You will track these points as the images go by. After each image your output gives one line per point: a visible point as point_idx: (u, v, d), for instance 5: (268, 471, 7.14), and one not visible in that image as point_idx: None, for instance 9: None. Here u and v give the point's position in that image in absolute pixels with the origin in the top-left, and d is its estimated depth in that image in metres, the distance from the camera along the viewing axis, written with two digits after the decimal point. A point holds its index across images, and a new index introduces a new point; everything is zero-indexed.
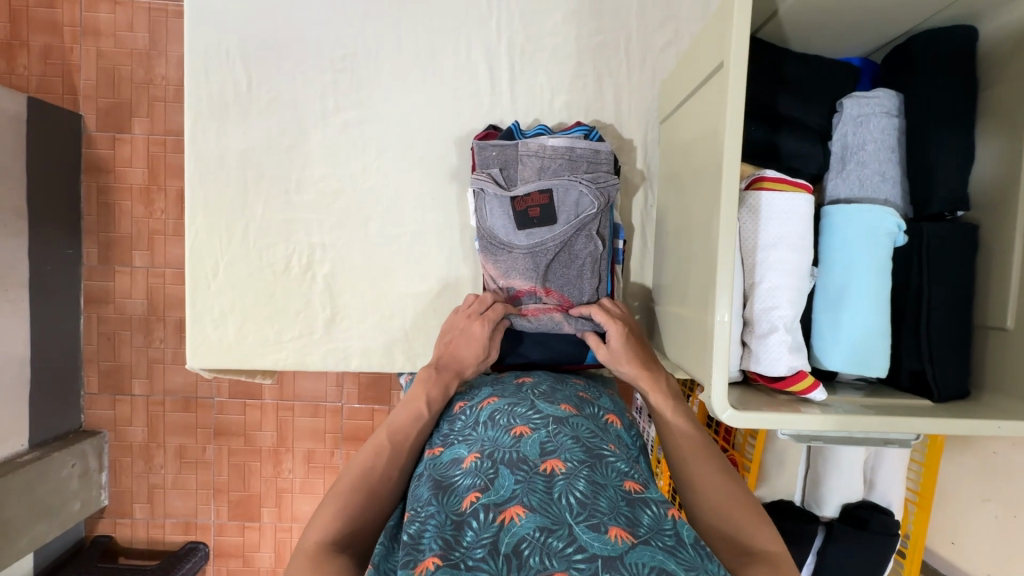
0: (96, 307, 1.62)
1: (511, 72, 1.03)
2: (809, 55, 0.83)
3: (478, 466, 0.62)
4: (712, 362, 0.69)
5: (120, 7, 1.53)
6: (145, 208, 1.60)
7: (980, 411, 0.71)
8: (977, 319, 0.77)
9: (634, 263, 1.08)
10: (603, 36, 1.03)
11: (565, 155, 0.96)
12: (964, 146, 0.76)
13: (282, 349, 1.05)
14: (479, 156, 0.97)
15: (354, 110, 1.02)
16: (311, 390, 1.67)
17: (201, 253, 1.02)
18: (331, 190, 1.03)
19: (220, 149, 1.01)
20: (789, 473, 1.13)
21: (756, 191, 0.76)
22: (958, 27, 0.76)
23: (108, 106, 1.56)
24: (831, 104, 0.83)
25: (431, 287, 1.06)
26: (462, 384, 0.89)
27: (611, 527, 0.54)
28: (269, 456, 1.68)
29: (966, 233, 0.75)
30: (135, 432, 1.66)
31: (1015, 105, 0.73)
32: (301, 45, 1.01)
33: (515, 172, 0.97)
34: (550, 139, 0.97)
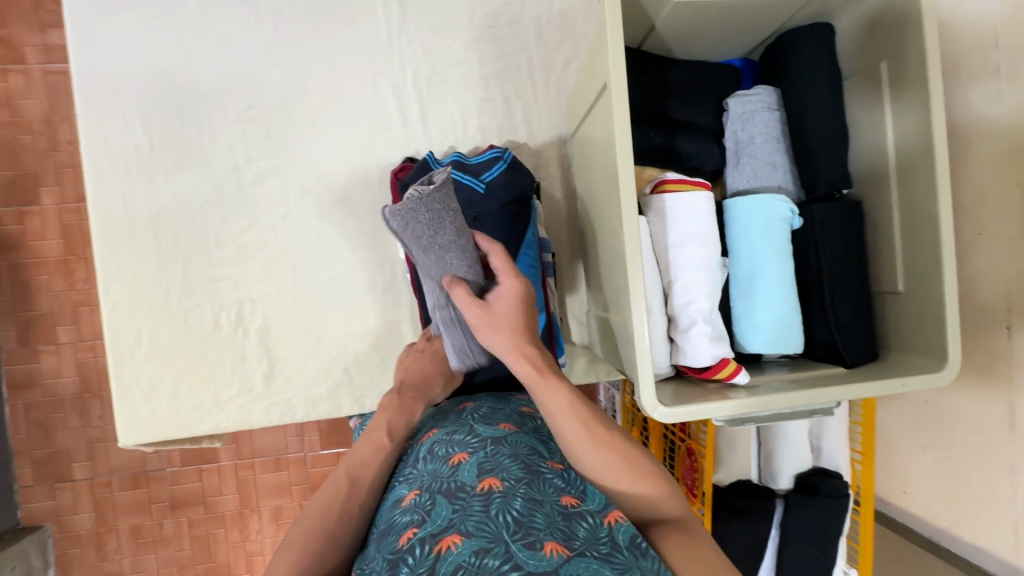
0: (22, 393, 1.52)
1: (422, 104, 1.05)
2: (693, 64, 0.89)
3: (417, 503, 0.62)
4: (639, 365, 0.71)
5: (12, 75, 1.46)
6: (65, 281, 1.51)
7: (887, 371, 0.77)
8: (875, 286, 0.83)
9: (566, 274, 1.11)
10: (505, 60, 1.06)
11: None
12: (839, 129, 0.82)
13: (221, 412, 1.01)
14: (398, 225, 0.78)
15: (267, 158, 1.01)
16: (270, 444, 1.60)
17: (122, 324, 0.97)
18: (253, 242, 1.01)
19: (130, 214, 0.98)
20: (741, 453, 1.18)
21: (660, 194, 0.81)
22: (815, 25, 0.83)
23: (9, 179, 1.48)
24: (718, 105, 0.89)
25: (370, 325, 1.05)
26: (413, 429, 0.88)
27: (546, 543, 0.54)
28: (234, 520, 1.60)
29: (852, 209, 0.81)
30: (81, 520, 1.55)
31: (873, 87, 0.81)
32: (202, 100, 0.99)
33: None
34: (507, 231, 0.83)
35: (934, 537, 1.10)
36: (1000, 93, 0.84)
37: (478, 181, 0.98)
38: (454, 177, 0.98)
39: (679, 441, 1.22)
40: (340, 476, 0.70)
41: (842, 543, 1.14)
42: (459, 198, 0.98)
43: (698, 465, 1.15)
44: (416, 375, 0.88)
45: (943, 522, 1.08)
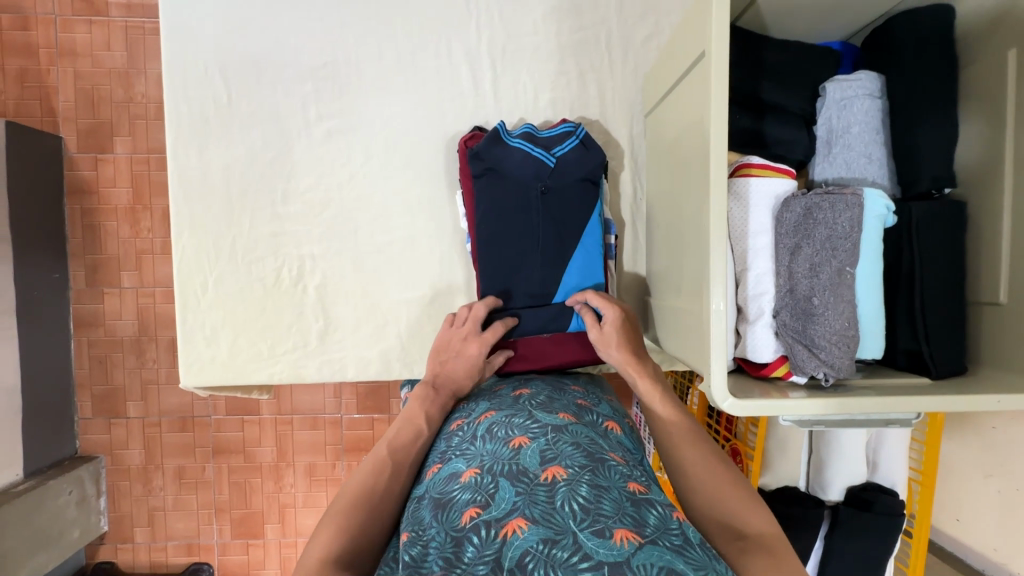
0: (86, 331, 1.60)
1: (493, 74, 1.03)
2: (790, 43, 0.84)
3: (478, 482, 0.62)
4: (710, 353, 0.69)
5: (96, 27, 1.52)
6: (131, 229, 1.58)
7: (978, 385, 0.71)
8: (970, 296, 0.77)
9: (626, 259, 1.08)
10: (583, 33, 1.03)
11: (551, 225, 0.96)
12: (950, 123, 0.76)
13: (276, 363, 1.03)
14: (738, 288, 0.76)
15: (337, 118, 1.02)
16: (309, 403, 1.65)
17: (189, 270, 1.00)
18: (318, 201, 1.02)
19: (203, 164, 1.00)
20: (792, 460, 1.13)
21: (744, 178, 0.77)
22: (936, 6, 0.76)
23: (88, 127, 1.54)
24: (815, 90, 0.84)
25: (423, 292, 1.05)
26: (460, 395, 0.88)
27: (616, 531, 0.53)
28: (270, 472, 1.66)
29: (955, 210, 0.75)
30: (132, 455, 1.64)
31: (996, 80, 0.74)
32: (279, 56, 1.00)
33: (504, 177, 0.96)
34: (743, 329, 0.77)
35: (981, 568, 1.06)
36: None
37: (549, 154, 0.96)
38: (524, 150, 0.96)
39: (724, 441, 1.20)
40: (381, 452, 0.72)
41: (890, 563, 1.09)
42: (526, 172, 0.96)
43: (745, 466, 1.12)
44: (454, 373, 0.85)
45: (994, 554, 1.04)
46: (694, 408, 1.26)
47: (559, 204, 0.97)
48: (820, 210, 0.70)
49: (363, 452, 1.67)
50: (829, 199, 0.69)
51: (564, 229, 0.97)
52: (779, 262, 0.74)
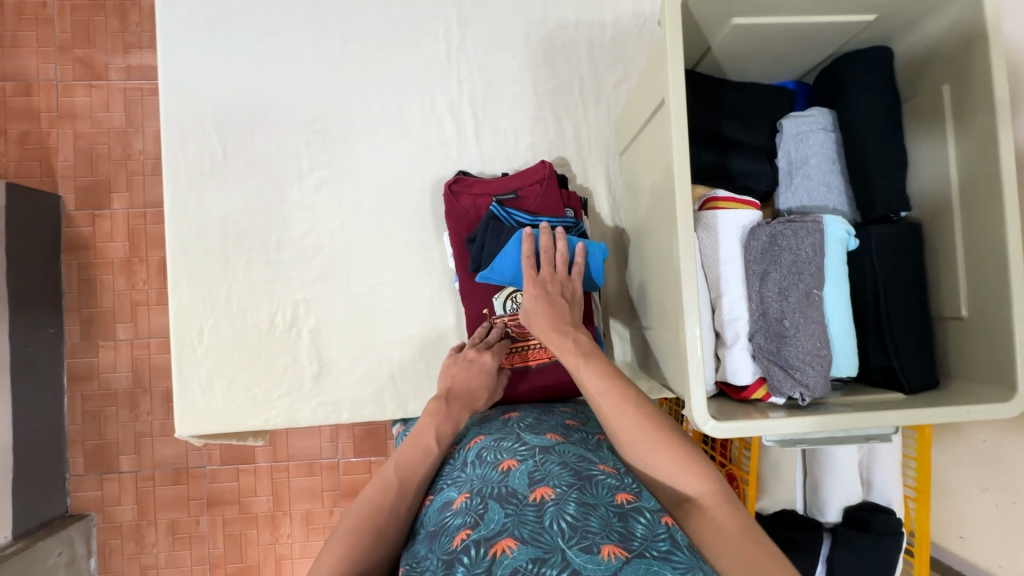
0: (80, 385, 1.60)
1: (475, 122, 1.09)
2: (746, 85, 0.91)
3: (468, 506, 0.63)
4: (689, 377, 0.71)
5: (96, 90, 1.59)
6: (127, 281, 1.61)
7: (951, 398, 0.74)
8: (935, 311, 0.81)
9: (612, 292, 1.12)
10: (558, 81, 1.10)
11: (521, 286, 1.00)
12: (899, 152, 0.81)
13: (271, 408, 1.04)
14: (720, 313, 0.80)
15: (328, 168, 1.07)
16: (305, 448, 1.64)
17: (185, 319, 1.03)
18: (310, 246, 1.06)
19: (199, 217, 1.04)
20: (786, 482, 1.14)
21: (710, 211, 0.82)
22: (875, 48, 0.83)
23: (87, 184, 1.60)
24: (773, 126, 0.90)
25: (414, 331, 1.08)
26: None
27: (604, 546, 0.55)
28: (266, 522, 1.64)
29: (911, 231, 0.79)
30: (124, 511, 1.61)
31: (935, 112, 0.80)
32: (271, 114, 1.06)
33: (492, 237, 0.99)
34: (729, 353, 0.80)
35: None
36: None
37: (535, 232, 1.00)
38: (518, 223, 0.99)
39: (720, 466, 1.20)
40: (388, 473, 0.72)
41: None
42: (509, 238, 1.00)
43: (741, 492, 1.11)
44: (469, 386, 0.89)
45: (999, 570, 1.03)
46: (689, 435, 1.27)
47: None
48: (785, 237, 0.74)
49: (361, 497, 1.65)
50: (792, 227, 0.73)
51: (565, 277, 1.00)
52: (751, 288, 0.78)
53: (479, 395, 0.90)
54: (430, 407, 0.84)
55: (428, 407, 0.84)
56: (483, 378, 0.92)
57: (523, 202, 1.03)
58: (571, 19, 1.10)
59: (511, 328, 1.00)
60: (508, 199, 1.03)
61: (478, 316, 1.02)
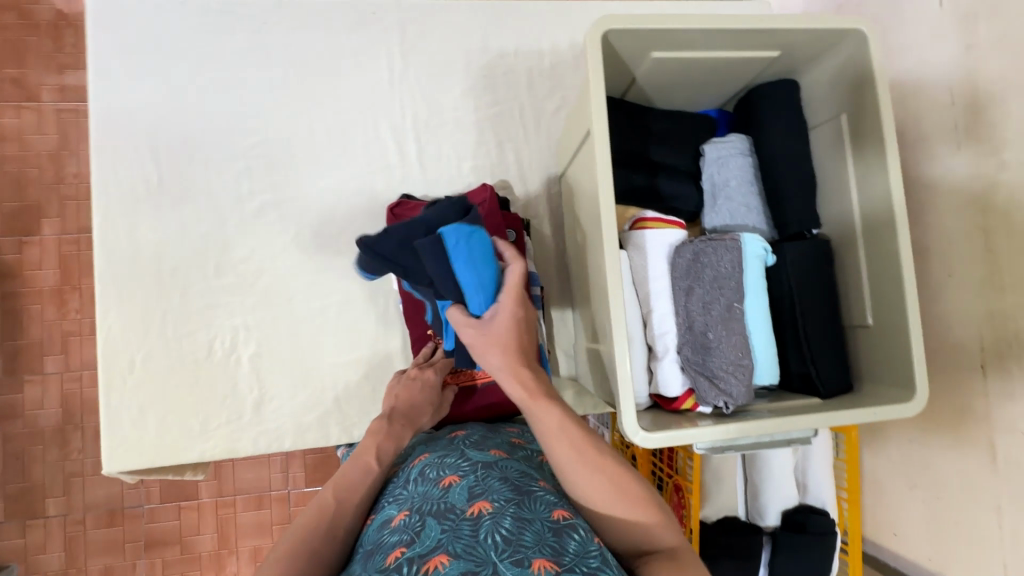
0: (2, 424, 1.49)
1: (419, 145, 1.11)
2: (671, 112, 0.97)
3: (406, 523, 0.63)
4: (619, 390, 0.74)
5: (25, 112, 1.52)
6: (57, 310, 1.52)
7: (862, 401, 0.80)
8: (847, 320, 0.87)
9: (556, 310, 1.14)
10: (499, 107, 1.14)
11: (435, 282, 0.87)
12: (806, 175, 0.89)
13: (209, 439, 1.01)
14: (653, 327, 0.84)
15: (270, 191, 1.06)
16: (253, 480, 1.57)
17: (118, 349, 0.99)
18: (252, 270, 1.05)
19: (133, 242, 1.01)
20: (728, 488, 1.17)
21: (640, 231, 0.86)
22: (781, 82, 0.91)
23: (13, 210, 1.52)
24: (697, 151, 0.96)
25: (361, 354, 1.07)
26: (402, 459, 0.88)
27: (535, 560, 0.55)
28: (210, 562, 1.55)
29: (821, 247, 0.86)
30: (51, 560, 1.50)
31: (835, 138, 0.88)
32: (211, 138, 1.05)
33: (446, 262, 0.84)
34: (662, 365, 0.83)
35: None
36: (958, 146, 0.88)
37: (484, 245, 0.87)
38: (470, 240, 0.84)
39: (667, 477, 1.21)
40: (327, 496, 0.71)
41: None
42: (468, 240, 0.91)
43: (686, 502, 1.13)
44: (412, 403, 0.90)
45: (931, 564, 1.04)
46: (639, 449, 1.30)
47: None
48: (706, 254, 0.80)
49: None
50: (712, 244, 0.79)
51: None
52: (678, 303, 0.83)
53: (422, 412, 0.91)
54: (372, 426, 0.85)
55: (370, 426, 0.85)
56: (426, 394, 0.92)
57: None
58: (511, 49, 1.15)
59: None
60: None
61: (423, 337, 1.03)
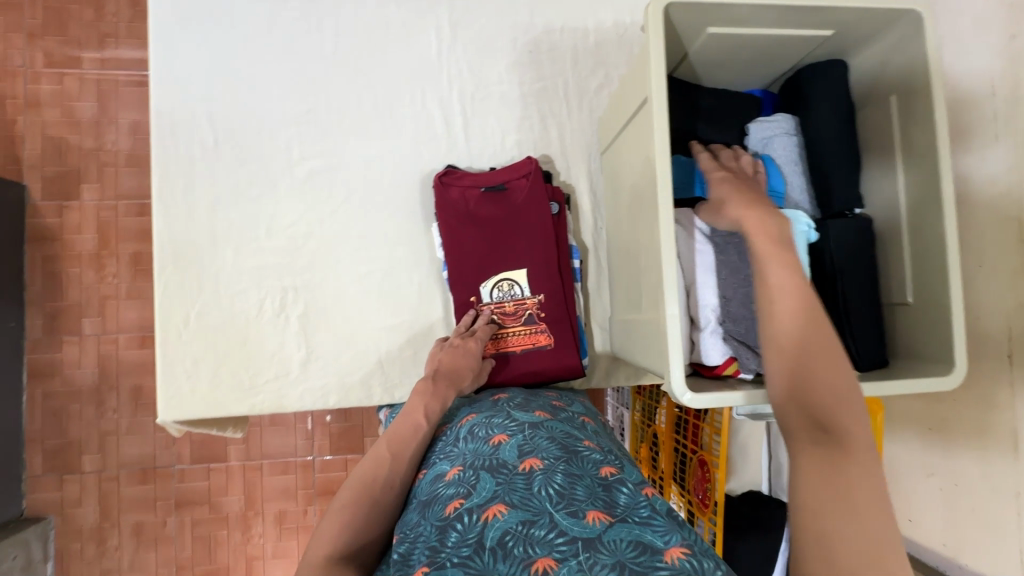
0: (42, 381, 1.55)
1: (463, 119, 1.13)
2: (719, 89, 0.99)
3: (461, 477, 0.66)
4: (669, 352, 0.77)
5: (67, 79, 1.56)
6: (96, 274, 1.57)
7: (900, 374, 0.82)
8: (886, 298, 0.89)
9: (591, 285, 1.17)
10: (543, 83, 1.16)
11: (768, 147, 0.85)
12: (853, 155, 0.90)
13: (257, 394, 1.05)
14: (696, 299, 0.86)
15: (318, 159, 1.09)
16: (280, 446, 1.63)
17: (169, 307, 1.03)
18: (299, 235, 1.08)
19: (188, 204, 1.04)
20: (753, 464, 1.23)
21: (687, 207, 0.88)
22: (833, 61, 0.92)
23: (55, 175, 1.56)
24: (743, 129, 0.98)
25: (402, 320, 1.10)
26: None
27: (589, 512, 0.58)
28: (237, 523, 1.61)
29: (864, 225, 0.88)
30: (86, 514, 1.56)
31: (884, 120, 0.89)
32: (262, 106, 1.08)
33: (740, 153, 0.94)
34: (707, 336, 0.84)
35: (936, 565, 1.06)
36: (995, 136, 0.89)
37: None
38: None
39: (691, 452, 1.24)
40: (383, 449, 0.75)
41: None
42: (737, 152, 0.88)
43: (712, 475, 1.16)
44: (455, 367, 0.92)
45: (944, 549, 1.05)
46: (662, 427, 1.34)
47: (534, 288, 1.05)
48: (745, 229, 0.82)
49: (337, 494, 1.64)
50: None
51: (552, 263, 1.06)
52: (719, 276, 0.85)
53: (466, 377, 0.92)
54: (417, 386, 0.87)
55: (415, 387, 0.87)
56: (468, 362, 0.94)
57: (511, 193, 1.07)
58: (556, 26, 1.16)
59: (496, 313, 1.06)
60: (496, 191, 1.08)
61: (465, 304, 1.06)
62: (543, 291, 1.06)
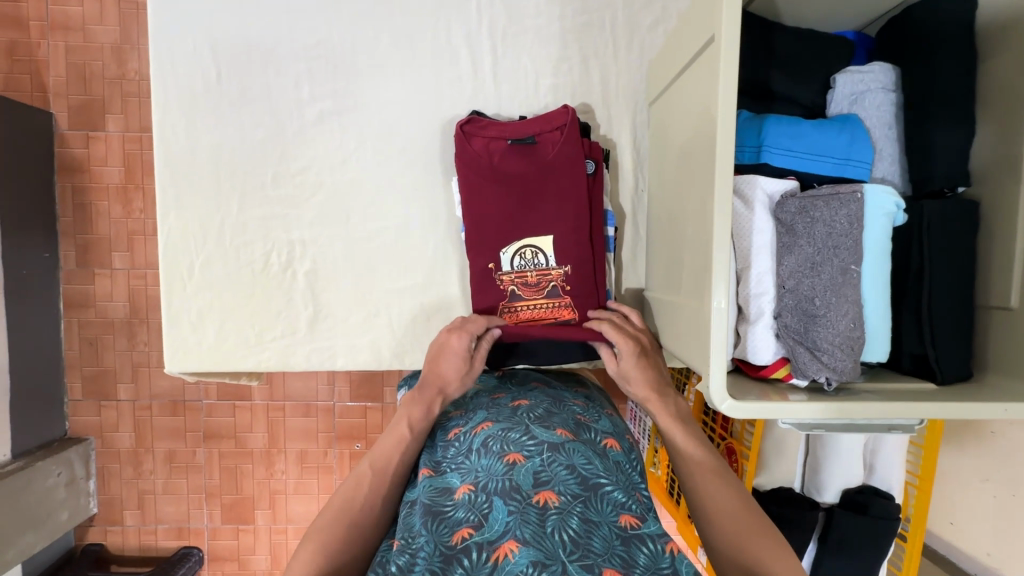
0: (77, 311, 1.57)
1: (494, 57, 0.99)
2: (800, 30, 0.81)
3: (471, 500, 0.60)
4: (709, 351, 0.67)
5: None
6: (123, 208, 1.55)
7: (986, 392, 0.69)
8: (979, 298, 0.75)
9: (625, 255, 1.05)
10: (588, 16, 0.99)
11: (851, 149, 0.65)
12: (965, 120, 0.73)
13: (265, 350, 1.01)
14: (753, 287, 0.73)
15: (332, 98, 0.98)
16: (302, 389, 1.63)
17: (176, 254, 0.97)
18: (311, 183, 0.99)
19: (192, 148, 0.96)
20: (788, 461, 1.11)
21: (748, 179, 0.74)
22: None
23: (79, 104, 1.50)
24: (824, 81, 0.81)
25: (417, 281, 1.02)
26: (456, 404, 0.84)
27: (605, 570, 0.51)
28: (261, 458, 1.65)
29: (967, 210, 0.72)
30: (123, 439, 1.62)
31: (1013, 77, 0.70)
32: (272, 34, 0.96)
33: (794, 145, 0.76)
34: (760, 332, 0.73)
35: (972, 570, 1.04)
36: None
37: None
38: None
39: (719, 439, 1.16)
40: None
41: (882, 566, 1.07)
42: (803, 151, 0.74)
43: (740, 467, 1.08)
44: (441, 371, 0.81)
45: (987, 559, 1.02)
46: (690, 405, 1.23)
47: (562, 256, 0.95)
48: (817, 208, 0.68)
49: (356, 440, 1.65)
50: (827, 198, 0.68)
51: (583, 230, 0.95)
52: (781, 262, 0.72)
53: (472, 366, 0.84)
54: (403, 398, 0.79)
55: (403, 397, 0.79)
56: (455, 361, 0.82)
57: (540, 149, 0.95)
58: None
59: (518, 284, 0.96)
60: (525, 145, 0.95)
61: (484, 272, 0.96)
62: (570, 262, 0.95)
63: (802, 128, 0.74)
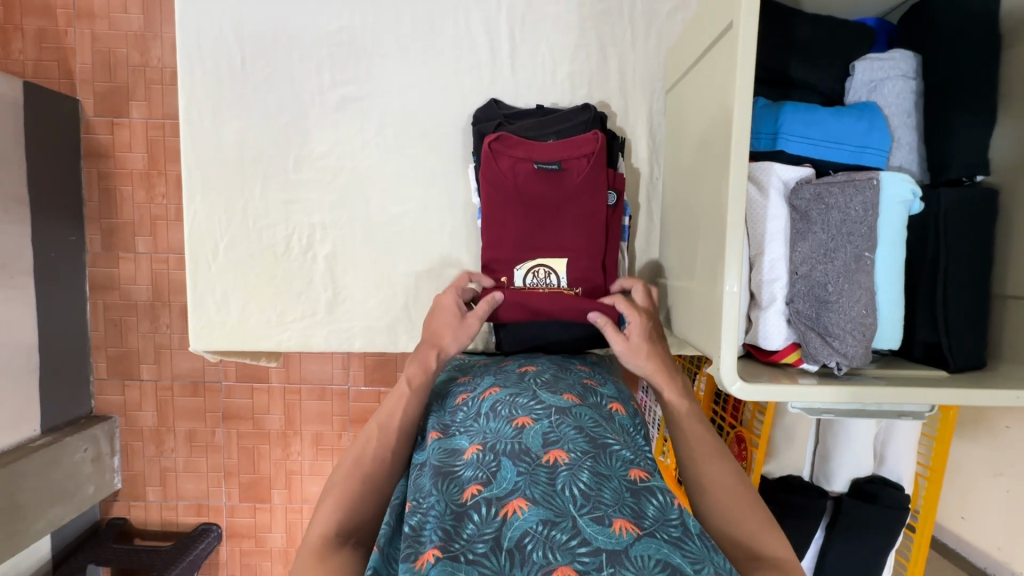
0: (102, 293, 1.62)
1: (512, 44, 1.00)
2: (821, 17, 0.81)
3: (480, 459, 0.61)
4: (720, 335, 0.68)
5: None
6: (147, 194, 1.59)
7: (999, 381, 0.69)
8: (995, 289, 0.75)
9: (638, 245, 1.06)
10: (606, 3, 0.99)
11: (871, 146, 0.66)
12: (985, 110, 0.72)
13: (284, 330, 1.04)
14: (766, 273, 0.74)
15: (352, 84, 1.00)
16: (317, 373, 1.66)
17: (201, 236, 1.00)
18: (330, 167, 1.01)
19: (216, 133, 0.99)
20: (797, 449, 1.12)
21: (762, 166, 0.74)
22: None
23: (104, 90, 1.54)
24: (843, 70, 0.81)
25: (433, 266, 1.04)
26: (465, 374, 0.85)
27: (616, 520, 0.53)
28: (278, 439, 1.69)
29: (985, 199, 0.72)
30: (146, 417, 1.68)
31: None
32: (294, 21, 0.98)
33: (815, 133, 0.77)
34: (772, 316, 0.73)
35: (983, 566, 1.04)
36: None
37: None
38: None
39: (729, 428, 1.17)
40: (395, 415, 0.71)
41: (890, 556, 1.08)
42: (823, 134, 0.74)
43: (749, 455, 1.09)
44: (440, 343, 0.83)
45: (998, 553, 1.02)
46: (700, 394, 1.25)
47: (577, 241, 0.96)
48: (832, 195, 0.69)
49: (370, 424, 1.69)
50: (842, 184, 0.69)
51: (597, 238, 0.96)
52: (794, 248, 0.73)
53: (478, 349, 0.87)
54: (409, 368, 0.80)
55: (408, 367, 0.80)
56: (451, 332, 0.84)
57: (566, 175, 0.94)
58: None
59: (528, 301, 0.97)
60: (549, 170, 0.95)
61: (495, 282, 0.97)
62: (581, 283, 0.96)
63: (819, 115, 0.74)
